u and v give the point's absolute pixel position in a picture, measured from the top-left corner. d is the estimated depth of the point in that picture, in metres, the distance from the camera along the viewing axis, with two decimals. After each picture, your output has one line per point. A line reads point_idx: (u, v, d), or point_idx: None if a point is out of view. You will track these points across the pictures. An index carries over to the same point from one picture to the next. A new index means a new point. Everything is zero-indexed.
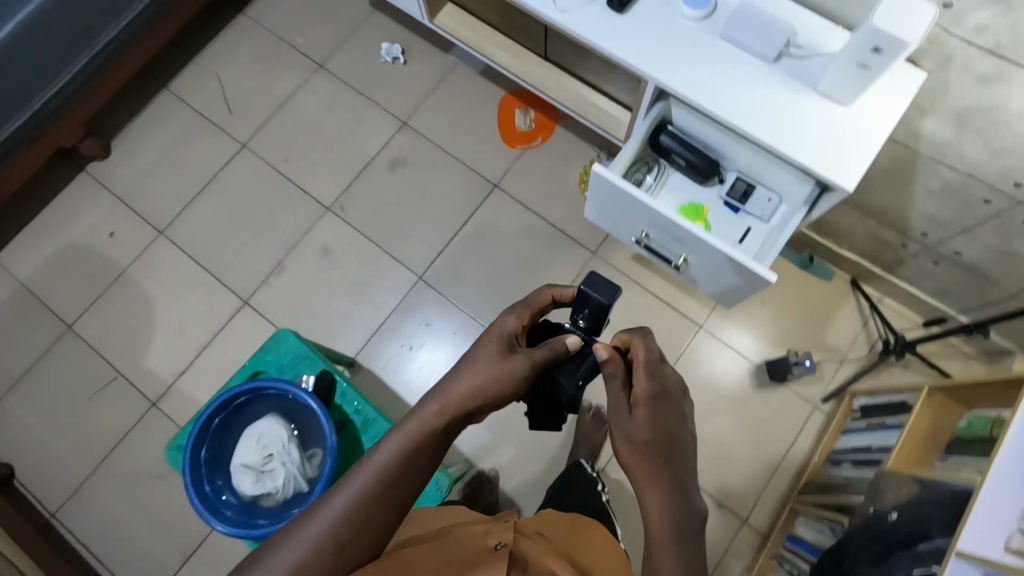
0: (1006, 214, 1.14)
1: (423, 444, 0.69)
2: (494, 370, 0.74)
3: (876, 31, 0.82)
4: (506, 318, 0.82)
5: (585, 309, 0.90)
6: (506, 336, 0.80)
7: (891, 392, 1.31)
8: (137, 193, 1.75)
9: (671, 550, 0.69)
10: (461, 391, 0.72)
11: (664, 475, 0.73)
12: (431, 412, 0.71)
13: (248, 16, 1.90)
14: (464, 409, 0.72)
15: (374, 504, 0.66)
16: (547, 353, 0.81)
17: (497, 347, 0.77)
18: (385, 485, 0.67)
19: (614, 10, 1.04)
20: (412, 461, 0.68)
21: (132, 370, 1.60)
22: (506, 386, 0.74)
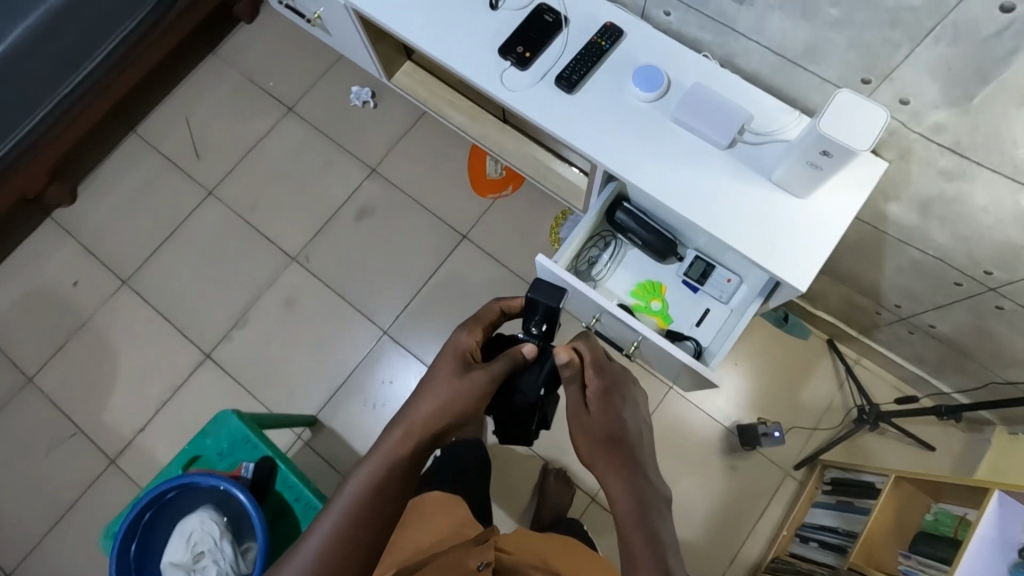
0: (978, 297, 1.08)
1: (395, 472, 0.67)
2: (454, 388, 0.74)
3: (824, 137, 0.77)
4: (461, 336, 0.82)
5: (536, 317, 0.91)
6: (461, 354, 0.79)
7: (861, 471, 1.27)
8: (102, 240, 1.73)
9: (638, 524, 0.67)
10: (425, 411, 0.72)
11: (625, 458, 0.72)
12: (395, 440, 0.69)
13: (218, 57, 1.87)
14: (432, 430, 0.71)
15: (349, 539, 0.63)
16: (507, 362, 0.79)
17: (453, 366, 0.77)
18: (359, 522, 0.64)
19: (562, 90, 0.99)
20: (385, 490, 0.66)
21: (91, 424, 1.58)
22: (467, 404, 0.73)
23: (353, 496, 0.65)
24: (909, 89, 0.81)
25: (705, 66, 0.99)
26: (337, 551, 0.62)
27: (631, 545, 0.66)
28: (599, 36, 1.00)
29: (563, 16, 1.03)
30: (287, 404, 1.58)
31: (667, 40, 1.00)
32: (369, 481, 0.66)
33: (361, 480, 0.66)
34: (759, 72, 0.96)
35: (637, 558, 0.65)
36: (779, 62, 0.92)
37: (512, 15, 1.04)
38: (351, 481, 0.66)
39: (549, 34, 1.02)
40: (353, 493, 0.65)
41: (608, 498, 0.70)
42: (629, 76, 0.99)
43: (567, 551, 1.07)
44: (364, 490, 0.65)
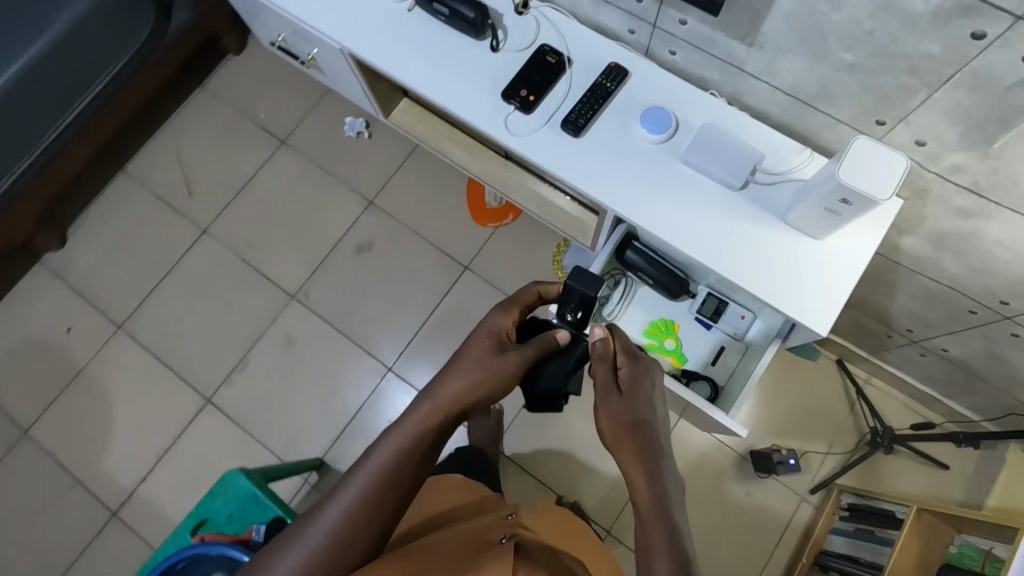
0: (992, 325, 1.07)
1: (422, 445, 0.67)
2: (486, 369, 0.73)
3: (844, 186, 0.75)
4: (497, 316, 0.80)
5: (571, 303, 0.88)
6: (496, 335, 0.77)
7: (881, 499, 1.26)
8: (95, 284, 1.68)
9: (654, 507, 0.66)
10: (455, 389, 0.71)
11: (643, 444, 0.71)
12: (425, 411, 0.69)
13: (207, 90, 1.83)
14: (459, 407, 0.71)
15: (371, 508, 0.63)
16: (539, 347, 0.78)
17: (487, 344, 0.75)
18: (382, 490, 0.64)
19: (569, 134, 0.97)
20: (410, 460, 0.66)
21: (90, 476, 1.54)
22: (498, 384, 0.73)
23: (381, 461, 0.65)
24: (926, 132, 0.79)
25: (713, 105, 0.97)
26: (361, 517, 0.62)
27: (644, 530, 0.65)
28: (604, 77, 0.98)
29: (566, 57, 1.01)
30: (292, 448, 1.55)
31: (673, 80, 0.99)
32: (397, 450, 0.66)
33: (390, 446, 0.66)
34: (769, 111, 0.95)
35: (651, 542, 0.64)
36: (790, 102, 0.90)
37: (514, 57, 1.02)
38: (379, 447, 0.66)
39: (553, 76, 1.00)
40: (381, 459, 0.65)
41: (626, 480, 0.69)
42: (636, 117, 0.97)
43: (583, 537, 1.05)
44: (392, 458, 0.65)
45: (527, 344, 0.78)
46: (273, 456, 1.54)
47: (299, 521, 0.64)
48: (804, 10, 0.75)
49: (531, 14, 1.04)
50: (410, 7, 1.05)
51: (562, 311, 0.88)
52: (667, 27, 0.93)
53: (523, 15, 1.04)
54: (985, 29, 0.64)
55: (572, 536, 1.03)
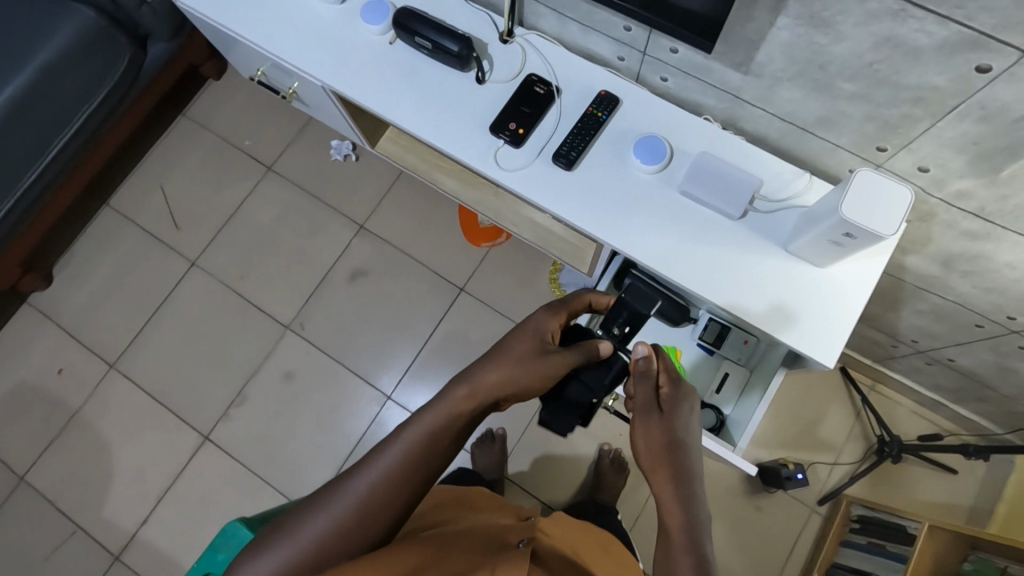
0: (1001, 339, 1.05)
1: (449, 436, 0.67)
2: (527, 367, 0.72)
3: (847, 222, 0.73)
4: (545, 317, 0.78)
5: (619, 320, 0.88)
6: (541, 335, 0.76)
7: (893, 513, 1.24)
8: (86, 324, 1.65)
9: (682, 537, 0.64)
10: (492, 377, 0.70)
11: (679, 470, 0.67)
12: (460, 396, 0.69)
13: (189, 118, 1.79)
14: (494, 396, 0.70)
15: (389, 494, 0.63)
16: (581, 356, 0.78)
17: (530, 340, 0.75)
18: (402, 481, 0.64)
19: (560, 167, 0.94)
20: (432, 449, 0.66)
21: (91, 522, 1.51)
22: (532, 382, 0.72)
23: (408, 446, 0.65)
24: (930, 159, 0.77)
25: (709, 131, 0.95)
26: (377, 504, 0.63)
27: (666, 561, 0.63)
28: (595, 107, 0.95)
29: (555, 87, 0.98)
30: (294, 482, 1.52)
31: (667, 107, 0.96)
32: (423, 439, 0.66)
33: (420, 430, 0.66)
34: (765, 135, 0.93)
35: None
36: (788, 128, 0.88)
37: (501, 88, 0.99)
38: (407, 432, 0.66)
39: (543, 107, 0.97)
40: (408, 445, 0.65)
41: (658, 503, 0.67)
42: (630, 147, 0.94)
43: (589, 535, 1.07)
44: (420, 445, 0.66)
45: (572, 349, 0.78)
46: (276, 493, 1.51)
47: (320, 493, 0.64)
48: (802, 41, 0.72)
49: (516, 42, 1.01)
50: (391, 39, 1.02)
51: (610, 324, 0.88)
52: (658, 54, 0.90)
53: (509, 43, 1.01)
54: (990, 63, 0.61)
55: (578, 534, 1.05)
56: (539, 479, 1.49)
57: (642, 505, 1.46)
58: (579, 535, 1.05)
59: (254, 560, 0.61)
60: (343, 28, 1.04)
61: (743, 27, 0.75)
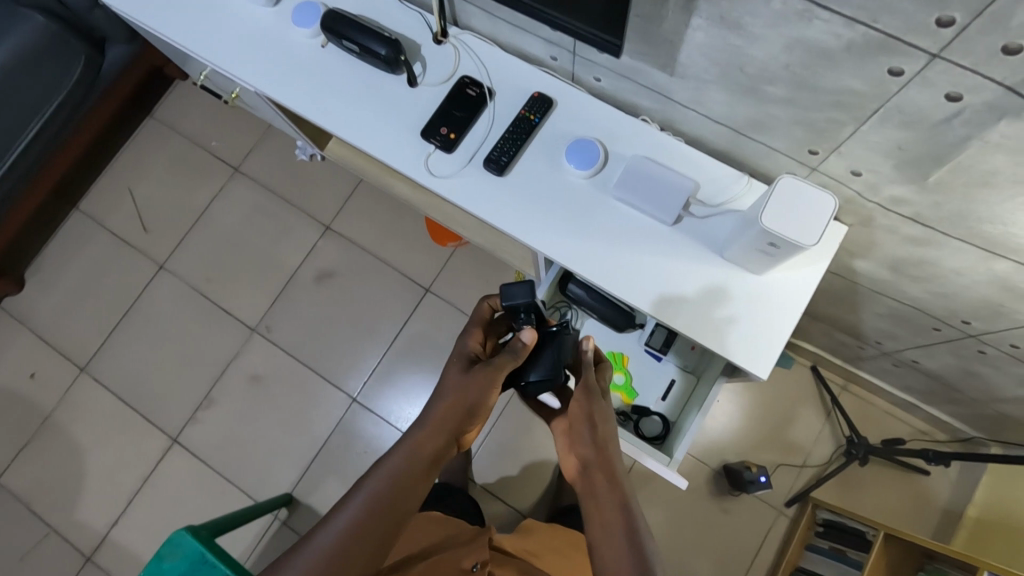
0: (959, 342, 1.01)
1: (415, 476, 0.65)
2: (464, 388, 0.70)
3: (768, 233, 0.71)
4: (465, 338, 0.77)
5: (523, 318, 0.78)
6: (466, 356, 0.74)
7: (852, 518, 1.23)
8: (57, 328, 1.67)
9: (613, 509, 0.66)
10: (443, 412, 0.69)
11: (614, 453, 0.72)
12: (421, 436, 0.68)
13: (157, 120, 1.79)
14: (452, 431, 0.69)
15: (354, 548, 0.60)
16: (507, 356, 0.73)
17: (459, 365, 0.73)
18: (367, 534, 0.60)
19: (491, 173, 0.92)
20: (400, 491, 0.63)
21: (63, 523, 1.53)
22: (479, 403, 0.70)
23: (372, 490, 0.63)
24: (861, 164, 0.73)
25: (645, 134, 0.92)
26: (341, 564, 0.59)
27: (597, 533, 0.65)
28: (528, 109, 0.93)
29: (488, 88, 0.95)
30: (260, 485, 1.53)
31: (602, 108, 0.93)
32: (385, 488, 0.63)
33: (381, 479, 0.64)
34: (702, 137, 0.89)
35: (608, 546, 0.63)
36: (722, 130, 0.84)
37: (434, 91, 0.96)
38: (369, 480, 0.64)
39: (474, 110, 0.94)
40: (370, 494, 0.63)
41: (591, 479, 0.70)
42: (563, 151, 0.91)
43: (555, 537, 1.07)
44: (384, 493, 0.63)
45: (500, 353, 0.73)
46: (243, 495, 1.52)
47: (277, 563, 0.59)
48: (718, 43, 0.69)
49: (451, 42, 0.98)
50: (323, 42, 1.00)
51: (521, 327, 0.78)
52: (587, 54, 0.87)
53: (443, 44, 0.98)
54: (902, 66, 0.58)
55: (544, 544, 1.03)
56: (503, 483, 1.46)
57: None
58: (546, 546, 1.03)
59: None
60: (276, 32, 1.02)
61: (661, 28, 0.72)
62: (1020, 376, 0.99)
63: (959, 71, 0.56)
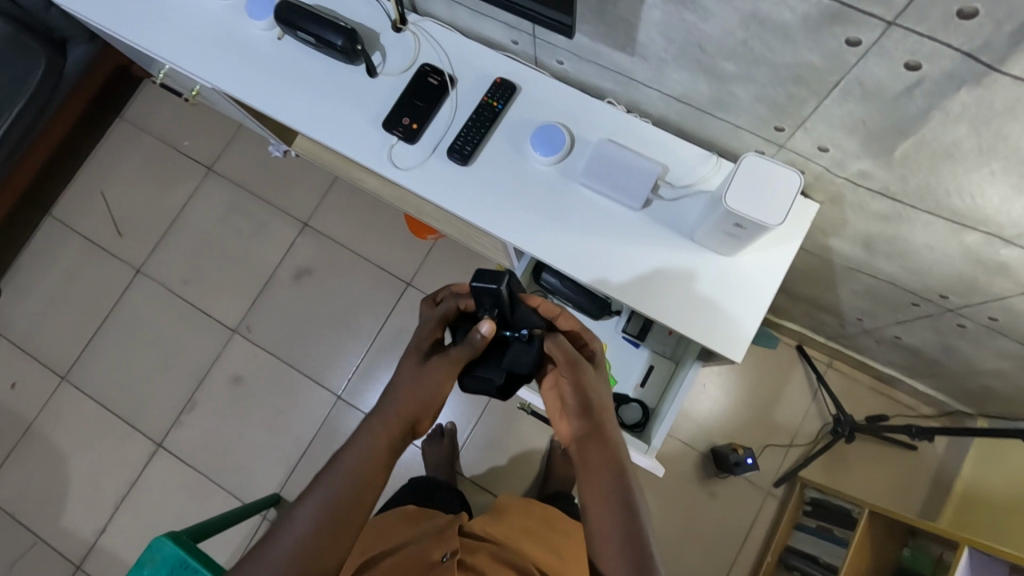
0: (938, 317, 1.00)
1: (372, 471, 0.64)
2: (420, 381, 0.69)
3: (733, 214, 0.69)
4: (423, 327, 0.73)
5: (487, 310, 0.71)
6: (422, 349, 0.72)
7: (837, 496, 1.23)
8: (35, 336, 1.65)
9: (608, 493, 0.64)
10: (400, 405, 0.68)
11: (606, 431, 0.68)
12: (381, 426, 0.67)
13: (127, 121, 1.75)
14: (411, 419, 0.68)
15: (318, 545, 0.59)
16: (464, 349, 0.70)
17: (416, 359, 0.70)
18: (327, 533, 0.60)
19: (455, 163, 0.89)
20: (361, 482, 0.63)
21: (51, 533, 1.52)
22: (436, 395, 0.69)
23: (332, 487, 0.63)
24: (826, 139, 0.72)
25: (611, 116, 0.90)
26: (301, 565, 0.58)
27: (594, 520, 0.63)
28: (490, 96, 0.90)
29: (449, 76, 0.93)
30: (247, 486, 1.52)
31: (567, 92, 0.91)
32: (343, 485, 0.63)
33: (340, 475, 0.63)
34: (668, 117, 0.88)
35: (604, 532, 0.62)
36: (686, 109, 0.83)
37: (394, 80, 0.94)
38: (322, 482, 0.63)
39: (436, 99, 0.91)
40: (329, 491, 0.62)
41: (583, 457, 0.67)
42: (527, 139, 0.89)
43: (531, 518, 1.04)
44: (339, 493, 0.62)
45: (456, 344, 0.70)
46: (230, 497, 1.51)
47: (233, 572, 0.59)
48: (673, 20, 0.67)
49: (410, 29, 0.96)
50: (279, 35, 0.97)
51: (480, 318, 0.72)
52: (548, 37, 0.85)
53: (402, 31, 0.95)
54: (858, 36, 0.57)
55: (519, 524, 1.02)
56: (490, 474, 1.46)
57: None
58: (521, 530, 0.99)
59: None
60: (231, 25, 0.99)
61: (616, 6, 0.71)
62: (999, 348, 0.98)
63: (915, 38, 0.54)
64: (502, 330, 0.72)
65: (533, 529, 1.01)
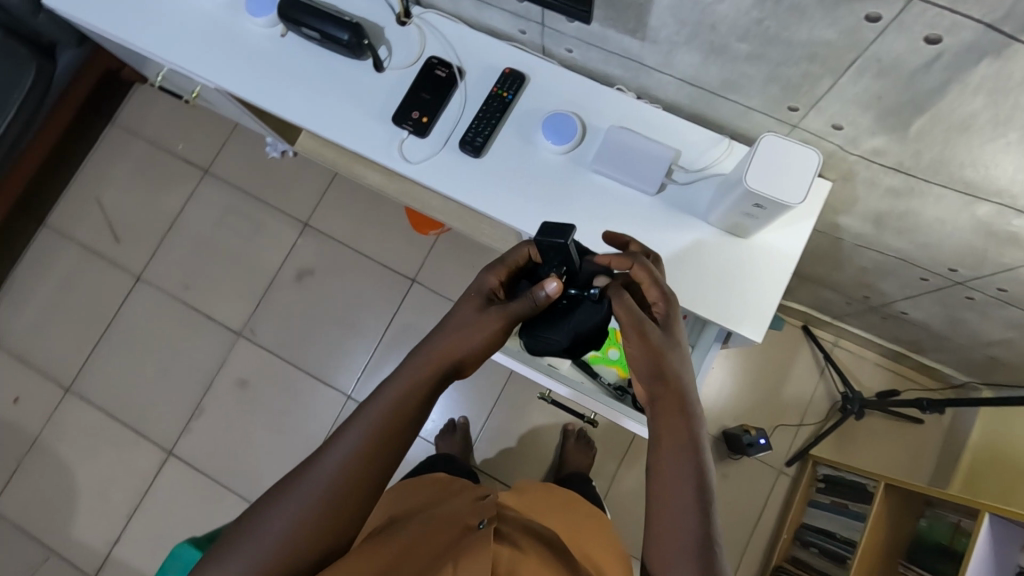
0: (946, 291, 1.01)
1: (411, 406, 0.62)
2: (474, 328, 0.64)
3: (754, 194, 0.70)
4: (486, 272, 0.68)
5: (553, 266, 0.69)
6: (484, 296, 0.67)
7: (850, 472, 1.24)
8: (35, 348, 1.63)
9: (678, 464, 0.61)
10: (445, 348, 0.64)
11: (680, 400, 0.64)
12: (427, 359, 0.64)
13: (118, 127, 1.73)
14: (458, 360, 0.64)
15: (359, 471, 0.59)
16: (524, 304, 0.65)
17: (475, 303, 0.66)
18: (368, 457, 0.60)
19: (467, 155, 0.89)
20: (404, 414, 0.62)
21: (63, 545, 1.51)
22: (490, 342, 0.65)
23: (376, 415, 0.61)
24: (841, 117, 0.73)
25: (621, 103, 0.90)
26: (341, 493, 0.58)
27: (659, 488, 0.62)
28: (500, 86, 0.90)
29: (457, 68, 0.92)
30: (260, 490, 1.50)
31: (575, 79, 0.91)
32: (387, 414, 0.61)
33: (383, 404, 0.62)
34: (678, 102, 0.88)
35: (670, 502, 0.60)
36: (698, 92, 0.83)
37: (401, 74, 0.93)
38: (355, 425, 0.61)
39: (444, 92, 0.91)
40: (372, 418, 0.61)
41: (655, 426, 0.65)
42: (538, 128, 0.89)
43: (552, 499, 1.05)
44: (379, 425, 0.61)
45: (516, 298, 0.66)
46: (243, 501, 1.50)
47: (275, 489, 0.60)
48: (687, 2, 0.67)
49: (415, 22, 0.95)
50: (282, 32, 0.96)
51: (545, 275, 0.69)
52: (556, 25, 0.85)
53: (407, 25, 0.95)
54: (878, 11, 0.57)
55: (541, 504, 1.02)
56: (504, 467, 1.45)
57: (612, 483, 1.43)
58: (543, 510, 1.00)
59: (222, 559, 0.57)
60: (231, 23, 0.98)
61: None
62: (1006, 318, 0.99)
63: (935, 12, 0.54)
64: (568, 288, 0.70)
65: (554, 509, 1.02)
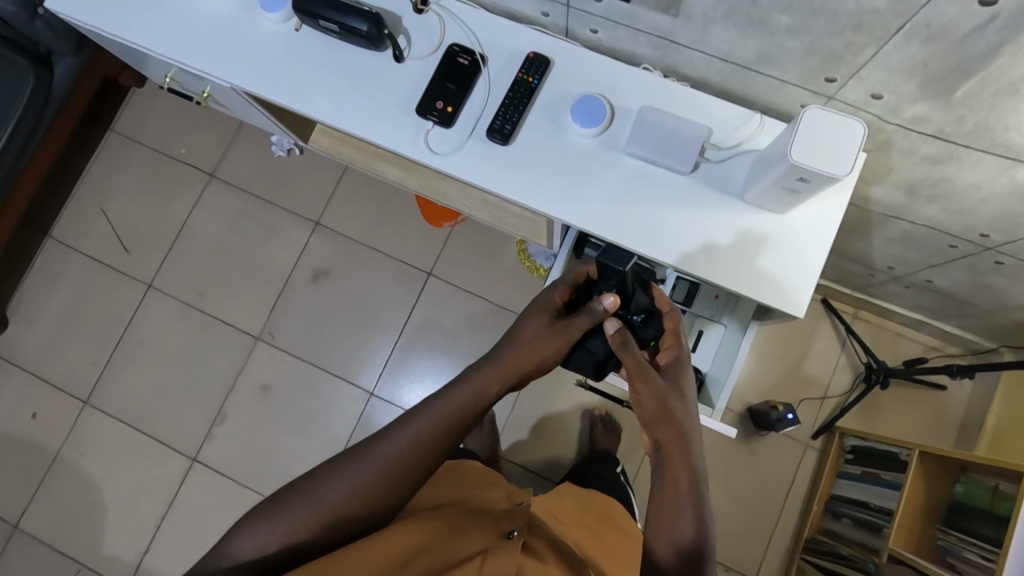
0: (976, 256, 1.01)
1: (468, 413, 0.64)
2: (536, 342, 0.67)
3: (800, 167, 0.69)
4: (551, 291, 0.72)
5: (609, 284, 0.70)
6: (546, 312, 0.70)
7: (882, 442, 1.23)
8: (50, 363, 1.60)
9: (676, 505, 0.60)
10: (511, 356, 0.67)
11: (682, 439, 0.63)
12: (493, 370, 0.66)
13: (119, 134, 1.70)
14: (516, 371, 0.66)
15: (409, 465, 0.61)
16: (585, 319, 0.69)
17: (542, 319, 0.69)
18: (422, 453, 0.61)
19: (495, 143, 0.88)
20: (461, 420, 0.63)
21: (92, 559, 1.50)
22: (548, 357, 0.68)
23: (441, 413, 0.63)
24: (881, 86, 0.72)
25: (648, 82, 0.88)
26: (388, 487, 0.60)
27: (656, 528, 0.60)
28: (525, 72, 0.88)
29: (480, 55, 0.91)
30: None
31: (601, 60, 0.89)
32: (450, 416, 0.63)
33: (446, 407, 0.63)
34: (708, 79, 0.87)
35: (665, 538, 0.59)
36: (731, 68, 0.82)
37: (422, 64, 0.91)
38: (417, 418, 0.63)
39: (468, 79, 0.89)
40: (436, 416, 0.63)
41: (658, 471, 0.63)
42: (566, 112, 0.88)
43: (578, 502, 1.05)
44: (439, 426, 0.62)
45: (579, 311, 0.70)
46: None
47: (333, 461, 0.61)
48: None
49: (432, 9, 0.93)
50: (297, 25, 0.94)
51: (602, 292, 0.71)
52: (583, 6, 0.83)
53: (424, 12, 0.93)
54: None
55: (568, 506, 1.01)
56: (532, 456, 1.45)
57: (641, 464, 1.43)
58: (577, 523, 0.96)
59: (268, 518, 0.59)
60: (244, 20, 0.95)
61: None
62: None
63: None
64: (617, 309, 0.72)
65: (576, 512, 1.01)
